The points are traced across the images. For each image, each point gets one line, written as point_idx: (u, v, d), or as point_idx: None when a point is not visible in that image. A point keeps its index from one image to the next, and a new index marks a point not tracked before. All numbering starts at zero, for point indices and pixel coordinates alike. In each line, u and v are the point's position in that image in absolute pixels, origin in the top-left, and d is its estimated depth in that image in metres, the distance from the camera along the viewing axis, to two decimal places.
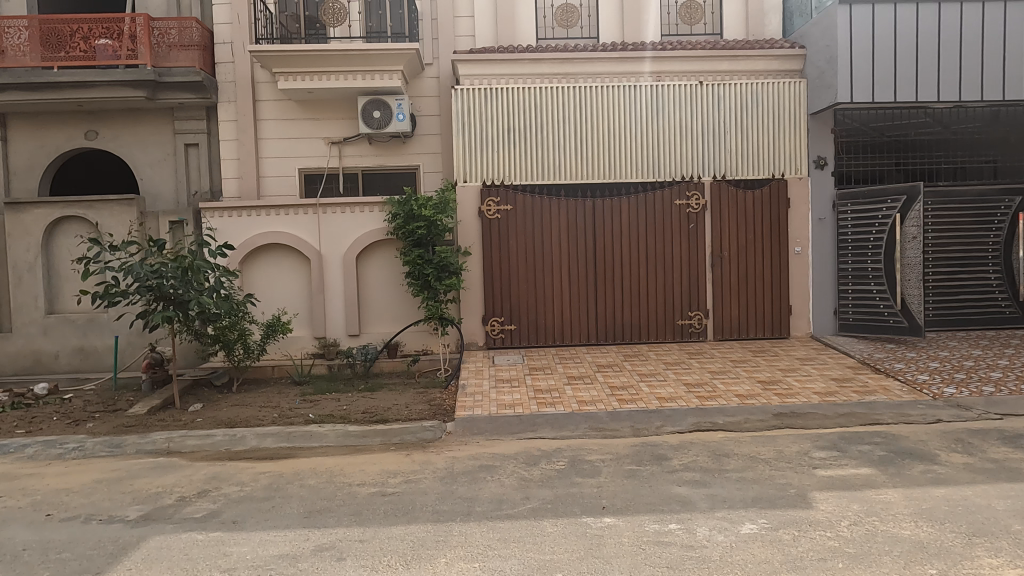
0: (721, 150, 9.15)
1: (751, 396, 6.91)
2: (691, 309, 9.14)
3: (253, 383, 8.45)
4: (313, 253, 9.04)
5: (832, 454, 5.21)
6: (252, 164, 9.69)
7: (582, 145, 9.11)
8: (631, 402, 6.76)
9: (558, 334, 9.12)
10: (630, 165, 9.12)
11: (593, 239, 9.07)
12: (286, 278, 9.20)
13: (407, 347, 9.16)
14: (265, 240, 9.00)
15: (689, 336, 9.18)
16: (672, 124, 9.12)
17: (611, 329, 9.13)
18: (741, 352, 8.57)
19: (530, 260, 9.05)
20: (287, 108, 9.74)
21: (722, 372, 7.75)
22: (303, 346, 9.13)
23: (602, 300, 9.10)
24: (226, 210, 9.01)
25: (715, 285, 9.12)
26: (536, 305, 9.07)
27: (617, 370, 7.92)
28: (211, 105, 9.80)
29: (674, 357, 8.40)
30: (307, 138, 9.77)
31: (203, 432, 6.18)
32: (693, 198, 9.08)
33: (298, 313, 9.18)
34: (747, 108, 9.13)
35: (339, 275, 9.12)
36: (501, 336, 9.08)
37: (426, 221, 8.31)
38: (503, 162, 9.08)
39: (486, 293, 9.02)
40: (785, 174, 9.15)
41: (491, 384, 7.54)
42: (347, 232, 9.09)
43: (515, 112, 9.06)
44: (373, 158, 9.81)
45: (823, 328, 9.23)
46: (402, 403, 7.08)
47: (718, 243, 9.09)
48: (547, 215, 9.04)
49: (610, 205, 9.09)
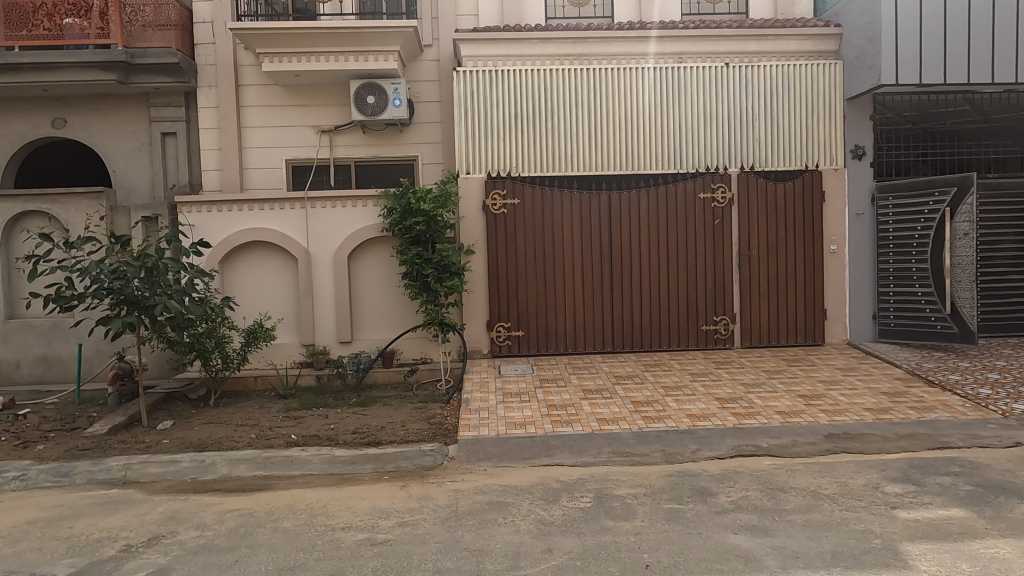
0: (749, 139, 8.33)
1: (794, 414, 6.08)
2: (716, 313, 8.31)
3: (233, 396, 7.60)
4: (301, 251, 8.20)
5: (909, 488, 4.37)
6: (234, 155, 8.85)
7: (597, 133, 8.29)
8: (659, 421, 5.93)
9: (571, 341, 8.29)
10: (649, 155, 8.30)
11: (609, 236, 8.25)
12: (270, 280, 8.36)
13: (404, 356, 8.32)
14: (248, 238, 8.17)
15: (714, 343, 8.35)
16: (695, 111, 8.30)
17: (629, 335, 8.31)
18: (774, 362, 7.75)
19: (539, 259, 8.22)
20: (272, 94, 8.91)
21: (756, 385, 6.93)
22: (290, 354, 8.30)
23: (619, 304, 8.28)
24: (204, 204, 8.18)
25: (743, 287, 8.29)
26: (547, 309, 8.24)
27: (638, 382, 7.08)
28: (190, 90, 8.96)
29: (701, 367, 7.58)
30: (294, 126, 8.95)
31: (167, 458, 5.35)
32: (719, 191, 8.26)
33: (284, 317, 8.35)
34: (778, 92, 8.31)
35: (329, 277, 8.29)
36: (508, 344, 8.26)
37: (425, 216, 7.45)
38: (509, 152, 8.25)
39: (491, 295, 8.18)
40: (820, 165, 8.33)
41: (498, 398, 6.71)
42: (338, 228, 8.26)
43: (522, 96, 8.24)
44: (366, 148, 8.98)
45: (860, 335, 8.41)
46: (397, 421, 6.25)
47: (746, 240, 8.27)
48: (559, 209, 8.22)
49: (627, 199, 8.27)
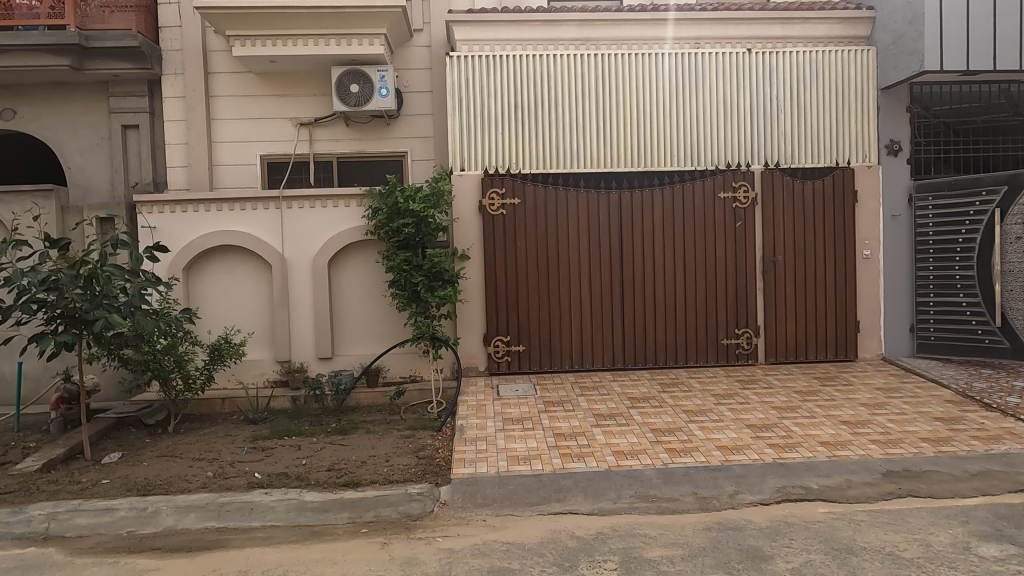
0: (774, 133, 7.53)
1: (841, 445, 5.24)
2: (737, 325, 7.49)
3: (196, 421, 6.71)
4: (275, 257, 7.33)
5: (1008, 551, 3.55)
6: (202, 150, 7.96)
7: (605, 126, 7.47)
8: (686, 455, 5.08)
9: (578, 357, 7.44)
10: (664, 150, 7.48)
11: (619, 241, 7.43)
12: (241, 289, 7.47)
13: (390, 374, 7.44)
14: (216, 242, 7.29)
15: (736, 358, 7.53)
16: (715, 102, 7.50)
17: (642, 350, 7.48)
18: (805, 381, 6.93)
19: (541, 264, 7.38)
20: (245, 82, 8.05)
21: (791, 409, 6.09)
22: (263, 371, 7.41)
23: (630, 317, 7.45)
24: (167, 204, 7.30)
25: (767, 297, 7.48)
26: (551, 322, 7.40)
27: (656, 405, 6.24)
28: (155, 78, 8.09)
29: (724, 388, 6.74)
30: (270, 119, 8.09)
31: (103, 505, 4.46)
32: (741, 190, 7.44)
33: (255, 331, 7.46)
34: (805, 82, 7.53)
35: (307, 285, 7.42)
36: (507, 360, 7.39)
37: (414, 217, 6.62)
38: (508, 147, 7.42)
39: (489, 306, 7.32)
40: (851, 162, 7.54)
41: (498, 425, 5.85)
42: (317, 231, 7.40)
43: (522, 85, 7.41)
44: (350, 143, 8.13)
45: (897, 349, 7.60)
46: (380, 454, 5.38)
47: (771, 244, 7.46)
48: (564, 210, 7.38)
49: (639, 199, 7.45)
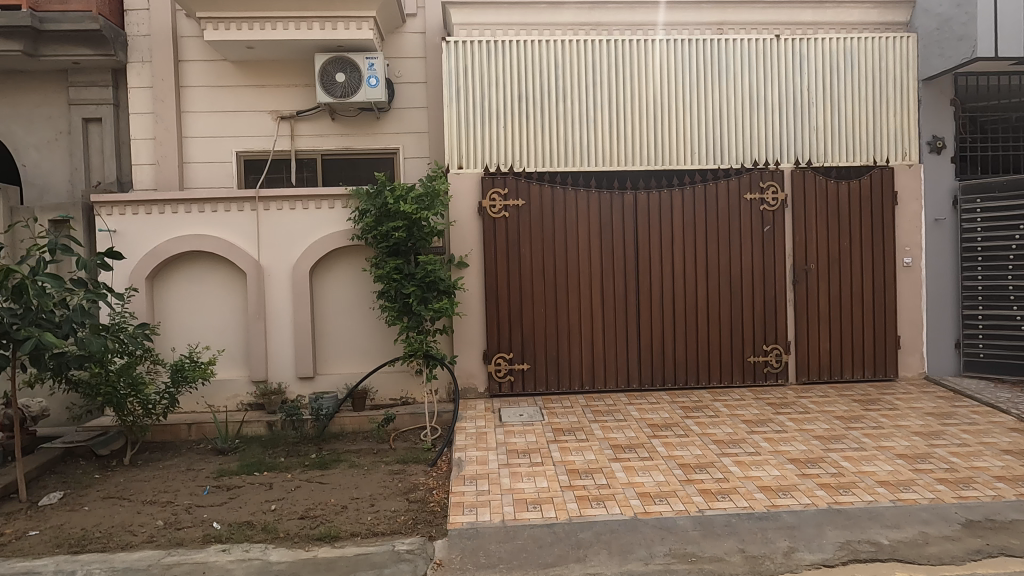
0: (804, 128, 6.81)
1: (904, 486, 4.48)
2: (766, 340, 6.75)
3: (157, 451, 5.90)
4: (250, 265, 6.55)
5: None
6: (171, 145, 7.17)
7: (619, 119, 6.74)
8: (723, 499, 4.31)
9: (589, 377, 6.68)
10: (684, 146, 6.74)
11: (634, 247, 6.68)
12: (213, 300, 6.68)
13: (378, 396, 6.65)
14: (183, 248, 6.50)
15: (763, 378, 6.78)
16: (740, 94, 6.78)
17: (660, 369, 6.72)
18: (844, 405, 6.16)
19: (548, 273, 6.62)
20: (220, 71, 7.28)
21: (835, 440, 5.34)
22: (236, 393, 6.61)
23: (646, 332, 6.70)
24: (129, 205, 6.52)
25: (798, 309, 6.74)
26: (559, 338, 6.64)
27: (681, 436, 5.48)
28: (121, 67, 7.32)
29: (755, 414, 5.98)
30: (248, 112, 7.32)
31: (22, 568, 3.65)
32: (770, 190, 6.69)
33: (228, 347, 6.67)
34: (839, 72, 6.83)
35: (286, 296, 6.64)
36: (510, 380, 6.62)
37: (406, 220, 5.87)
38: (512, 143, 6.68)
39: (489, 320, 6.56)
40: (890, 160, 6.83)
41: (501, 459, 5.06)
42: (298, 235, 6.63)
43: (527, 74, 6.68)
44: (336, 138, 7.38)
45: (940, 367, 6.88)
46: (365, 496, 4.59)
47: (802, 252, 6.73)
48: (574, 213, 6.62)
49: (657, 200, 6.69)
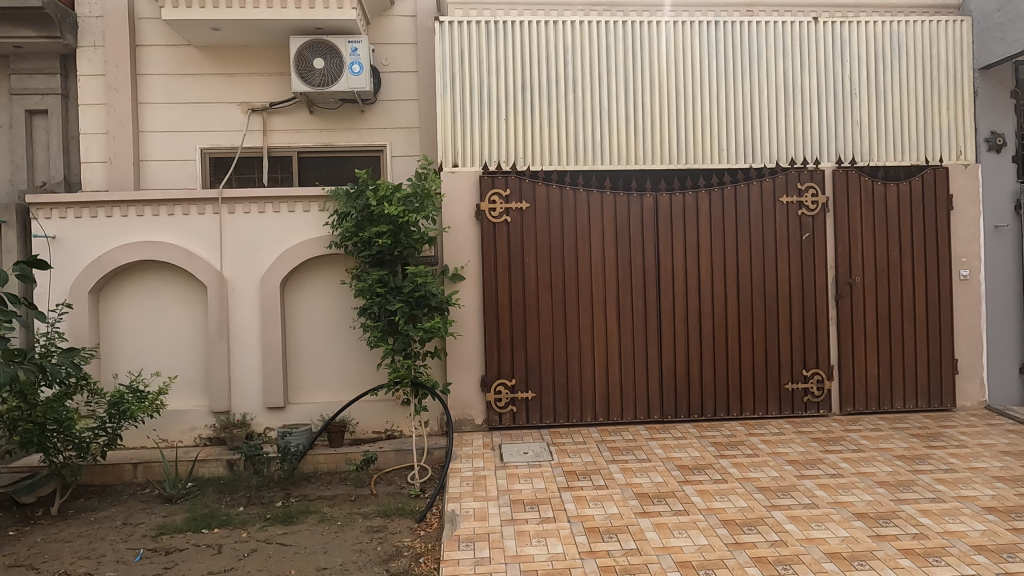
0: (846, 122, 6.00)
1: (1007, 553, 3.52)
2: (805, 364, 5.89)
3: (94, 498, 4.95)
4: (211, 277, 5.65)
5: None
6: (125, 141, 6.28)
7: (636, 111, 5.91)
8: (786, 572, 3.38)
9: (603, 408, 5.79)
10: (710, 142, 5.91)
11: (655, 259, 5.83)
12: (168, 318, 5.77)
13: (359, 429, 5.73)
14: (134, 257, 5.60)
15: (803, 408, 5.90)
16: (773, 83, 5.96)
17: (684, 398, 5.84)
18: (903, 441, 5.28)
19: (556, 286, 5.74)
20: (183, 58, 6.42)
21: (904, 487, 4.42)
22: (194, 426, 5.69)
23: (668, 356, 5.83)
24: (72, 207, 5.62)
25: (842, 329, 5.89)
26: (569, 363, 5.75)
27: (717, 481, 4.57)
28: (71, 52, 6.45)
29: (800, 452, 5.08)
30: (215, 104, 6.45)
31: None
32: (809, 193, 5.85)
33: (186, 372, 5.76)
34: (885, 60, 6.02)
35: (253, 314, 5.74)
36: (511, 412, 5.72)
37: (391, 225, 5.03)
38: (515, 136, 5.84)
39: (489, 341, 5.68)
40: (942, 160, 6.02)
41: (503, 514, 4.13)
42: (267, 243, 5.74)
43: (531, 60, 5.86)
44: (314, 133, 6.52)
45: (1001, 395, 6.03)
46: (335, 567, 3.68)
47: (845, 263, 5.88)
48: (586, 218, 5.76)
49: (681, 203, 5.83)
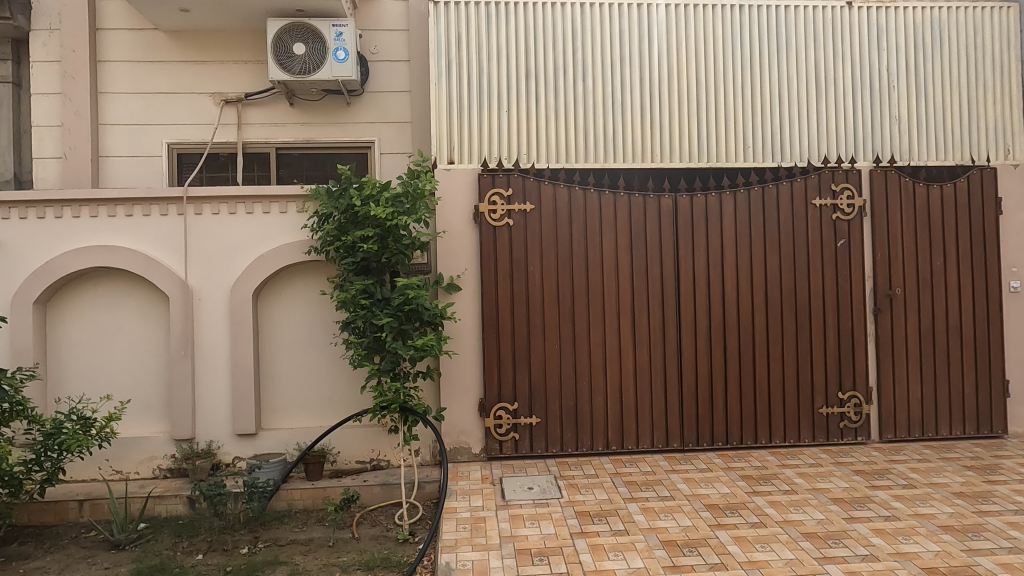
0: (883, 116, 5.42)
1: None
2: (841, 386, 5.28)
3: (29, 544, 4.25)
4: (174, 287, 4.99)
5: None
6: (81, 134, 5.62)
7: (653, 104, 5.32)
8: None
9: (616, 435, 5.15)
10: (734, 139, 5.34)
11: (674, 268, 5.21)
12: (124, 333, 5.09)
13: (340, 459, 5.06)
14: (84, 264, 4.92)
15: (839, 435, 5.29)
16: (803, 74, 5.39)
17: (707, 424, 5.21)
18: (958, 474, 4.65)
19: (563, 298, 5.11)
20: (149, 43, 5.78)
21: (974, 533, 3.74)
22: (152, 455, 5.01)
23: (689, 377, 5.21)
24: (15, 207, 4.95)
25: (881, 346, 5.29)
26: (578, 384, 5.12)
27: (755, 525, 3.90)
28: (23, 37, 5.80)
29: (844, 489, 4.44)
30: (183, 94, 5.82)
31: None
32: (844, 195, 5.26)
33: (144, 394, 5.08)
34: (927, 49, 5.45)
35: (222, 328, 5.08)
36: (513, 439, 5.07)
37: (378, 228, 4.40)
38: (517, 130, 5.24)
39: (488, 360, 5.03)
40: (990, 159, 5.44)
41: (504, 569, 3.45)
42: (238, 248, 5.09)
43: (536, 46, 5.26)
44: (294, 128, 5.89)
45: None
46: None
47: (885, 273, 5.29)
48: (597, 222, 5.14)
49: (703, 205, 5.22)
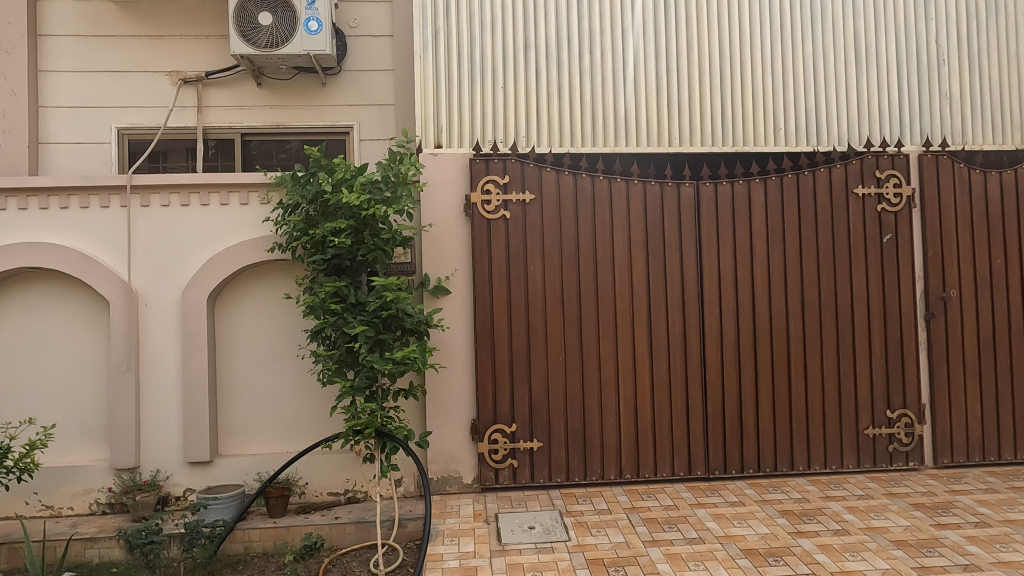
0: (933, 94, 4.75)
1: None
2: (889, 403, 4.58)
3: None
4: (116, 291, 4.27)
5: None
6: (16, 117, 4.91)
7: (670, 79, 4.64)
8: None
9: (631, 461, 4.44)
10: (764, 120, 4.66)
11: (696, 267, 4.52)
12: (58, 345, 4.37)
13: (309, 491, 4.34)
14: (8, 265, 4.19)
15: (887, 460, 4.58)
16: (841, 45, 4.72)
17: (736, 448, 4.51)
18: None
19: (568, 301, 4.41)
20: (97, 15, 5.10)
21: None
22: (89, 487, 4.29)
23: (714, 392, 4.51)
24: None
25: (934, 356, 4.59)
26: (586, 402, 4.41)
27: None
28: None
29: (906, 528, 3.72)
30: (136, 72, 5.13)
31: None
32: (891, 183, 4.58)
33: (81, 417, 4.36)
34: (982, 17, 4.78)
35: (171, 339, 4.36)
36: (511, 467, 4.36)
37: (352, 219, 3.70)
38: (515, 109, 4.56)
39: (482, 375, 4.32)
40: None
41: None
42: (190, 246, 4.38)
43: (536, 13, 4.59)
44: (262, 111, 5.20)
45: None
46: None
47: (938, 273, 4.60)
48: (607, 214, 4.45)
49: (729, 194, 4.53)
